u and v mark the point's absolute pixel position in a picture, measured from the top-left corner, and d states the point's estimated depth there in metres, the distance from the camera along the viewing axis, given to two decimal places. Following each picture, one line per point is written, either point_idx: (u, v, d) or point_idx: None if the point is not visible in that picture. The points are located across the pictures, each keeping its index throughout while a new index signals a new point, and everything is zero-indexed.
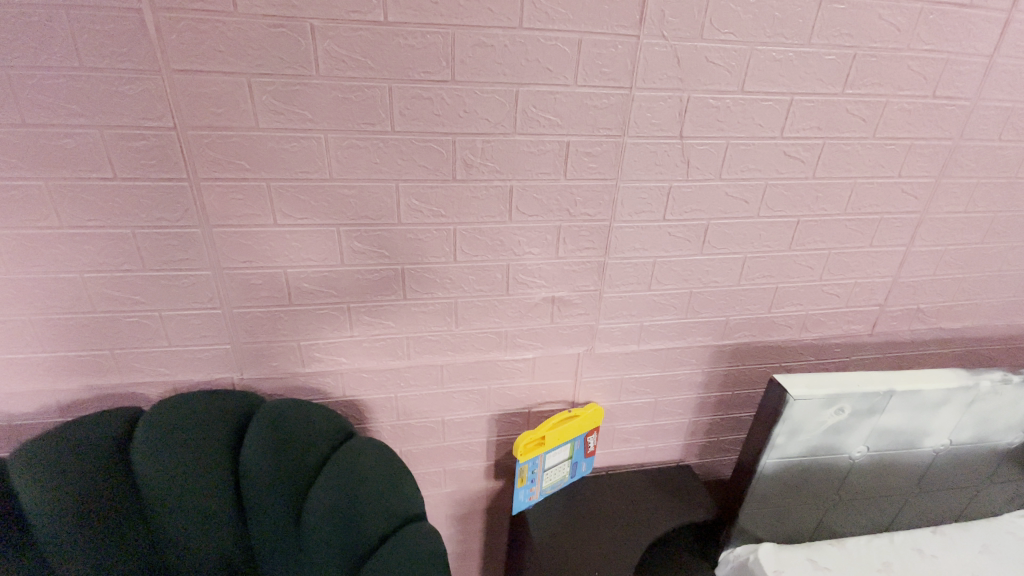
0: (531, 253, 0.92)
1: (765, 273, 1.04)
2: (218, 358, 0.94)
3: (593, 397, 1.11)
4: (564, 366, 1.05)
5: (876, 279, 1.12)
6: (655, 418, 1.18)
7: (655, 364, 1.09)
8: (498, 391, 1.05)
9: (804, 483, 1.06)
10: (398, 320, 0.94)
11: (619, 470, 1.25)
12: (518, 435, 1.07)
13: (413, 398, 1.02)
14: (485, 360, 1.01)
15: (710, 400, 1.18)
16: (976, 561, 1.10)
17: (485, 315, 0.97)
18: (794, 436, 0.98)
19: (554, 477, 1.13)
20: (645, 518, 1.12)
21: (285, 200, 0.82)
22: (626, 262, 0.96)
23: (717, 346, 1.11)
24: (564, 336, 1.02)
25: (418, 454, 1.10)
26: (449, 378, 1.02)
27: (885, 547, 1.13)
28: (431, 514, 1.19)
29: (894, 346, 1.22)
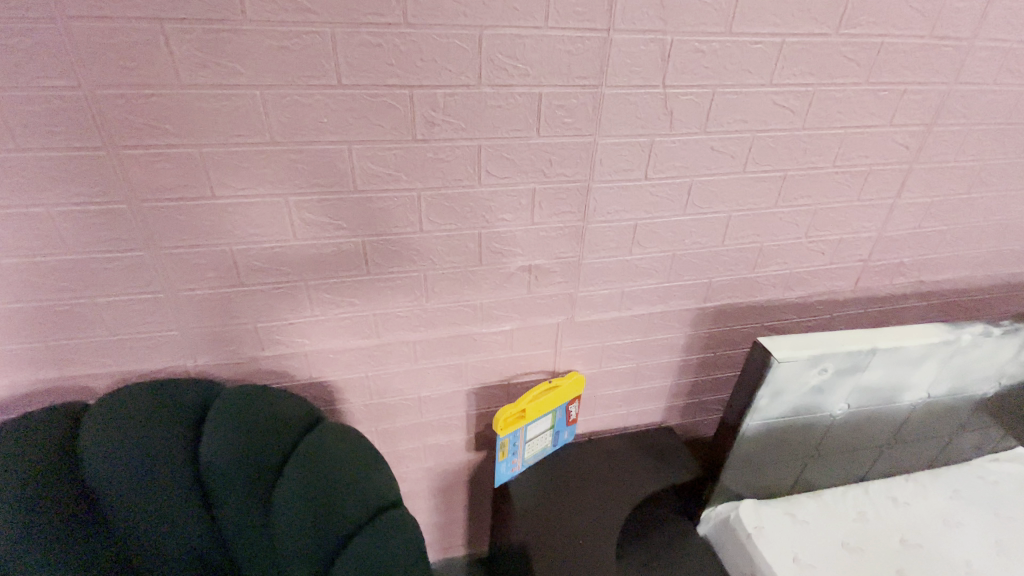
0: (505, 220, 0.85)
1: (750, 232, 1.00)
2: (167, 346, 0.86)
3: (574, 366, 1.07)
4: (542, 336, 1.00)
5: (860, 234, 1.08)
6: (637, 383, 1.15)
7: (637, 330, 1.06)
8: (475, 365, 1.00)
9: (784, 442, 1.06)
10: (363, 296, 0.87)
11: (601, 435, 1.24)
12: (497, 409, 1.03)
13: (385, 376, 0.97)
14: (460, 334, 0.95)
15: (692, 363, 1.16)
16: (947, 507, 1.15)
17: (456, 289, 0.90)
18: (778, 397, 0.96)
19: (536, 447, 1.10)
20: (628, 482, 1.11)
21: (223, 169, 0.73)
22: (606, 226, 0.90)
23: (700, 309, 1.07)
24: (542, 307, 0.97)
25: (394, 432, 1.05)
26: (422, 355, 0.96)
27: (861, 498, 1.17)
28: (413, 489, 1.17)
29: (875, 300, 1.21)
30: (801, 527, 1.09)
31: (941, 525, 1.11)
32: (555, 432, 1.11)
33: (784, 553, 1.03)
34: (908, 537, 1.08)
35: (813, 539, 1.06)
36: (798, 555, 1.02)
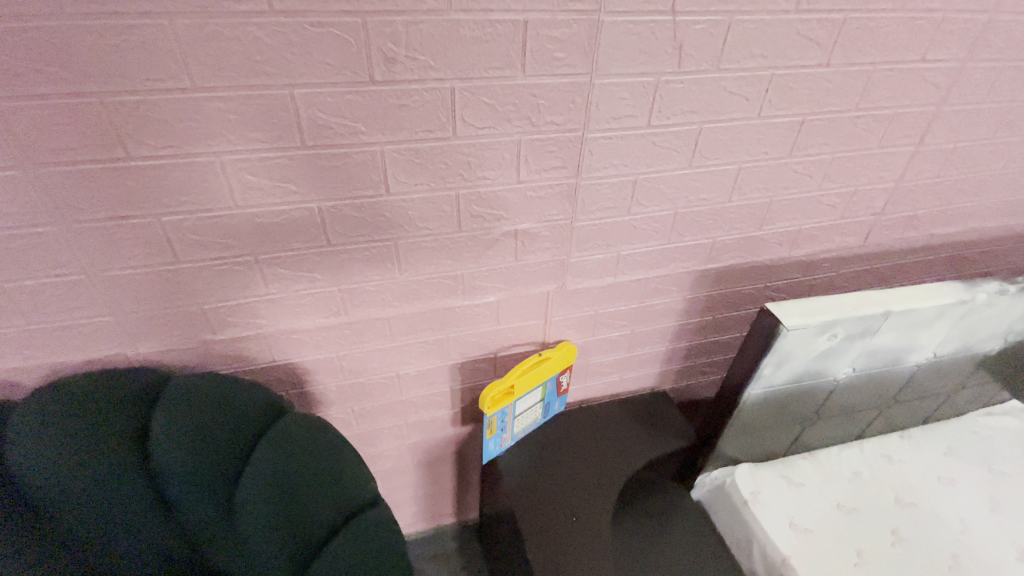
0: (486, 178, 0.74)
1: (760, 186, 0.89)
2: (100, 334, 0.75)
3: (565, 336, 0.99)
4: (531, 307, 0.91)
5: (876, 186, 0.99)
6: (632, 350, 1.08)
7: (632, 296, 0.97)
8: (458, 339, 0.91)
9: (784, 408, 1.02)
10: (325, 270, 0.76)
11: (593, 402, 1.18)
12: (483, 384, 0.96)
13: (358, 356, 0.88)
14: (439, 308, 0.85)
15: (690, 327, 1.09)
16: (941, 463, 1.15)
17: (432, 258, 0.79)
18: (783, 364, 0.90)
19: (525, 421, 1.04)
20: (621, 452, 1.07)
21: (136, 124, 0.59)
22: (601, 183, 0.79)
23: (701, 271, 0.99)
24: (530, 275, 0.87)
25: (372, 412, 0.97)
26: (397, 331, 0.86)
27: (856, 457, 1.15)
28: (396, 466, 1.11)
29: (883, 256, 1.13)
30: (797, 490, 1.06)
31: (935, 482, 1.10)
32: (546, 404, 1.05)
33: (780, 519, 1.00)
34: (902, 496, 1.07)
35: (809, 502, 1.04)
36: (795, 520, 1.00)
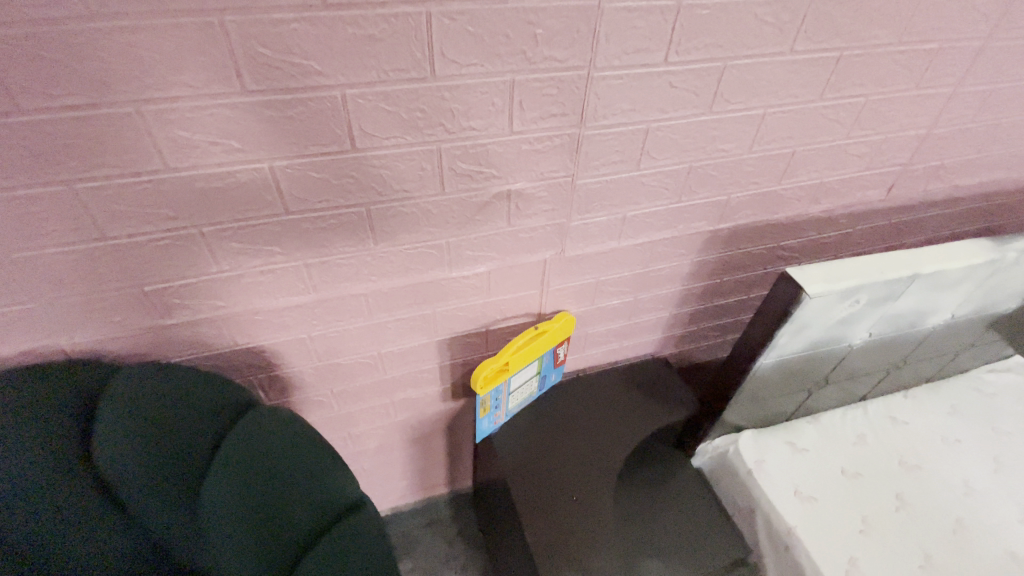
0: (474, 129, 0.62)
1: (784, 134, 0.79)
2: (25, 324, 0.63)
3: (563, 305, 0.90)
4: (526, 276, 0.82)
5: (906, 133, 0.89)
6: (634, 318, 1.00)
7: (637, 261, 0.88)
8: (445, 314, 0.82)
9: (794, 375, 0.96)
10: (288, 243, 0.65)
11: (591, 371, 1.12)
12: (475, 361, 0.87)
13: (334, 335, 0.78)
14: (424, 281, 0.75)
15: (697, 292, 1.01)
16: (944, 423, 1.13)
17: (413, 226, 0.68)
18: (800, 333, 0.83)
19: (521, 396, 0.97)
20: (622, 424, 1.02)
21: (21, 65, 0.46)
22: (608, 134, 0.68)
23: (712, 232, 0.89)
24: (525, 242, 0.76)
25: (354, 393, 0.89)
26: (377, 308, 0.77)
27: (860, 420, 1.12)
28: (384, 444, 1.05)
29: (902, 210, 1.05)
30: (802, 456, 1.03)
31: (939, 443, 1.08)
32: (542, 378, 0.98)
33: (785, 487, 0.97)
34: (907, 458, 1.05)
35: (813, 468, 1.01)
36: (800, 488, 0.97)
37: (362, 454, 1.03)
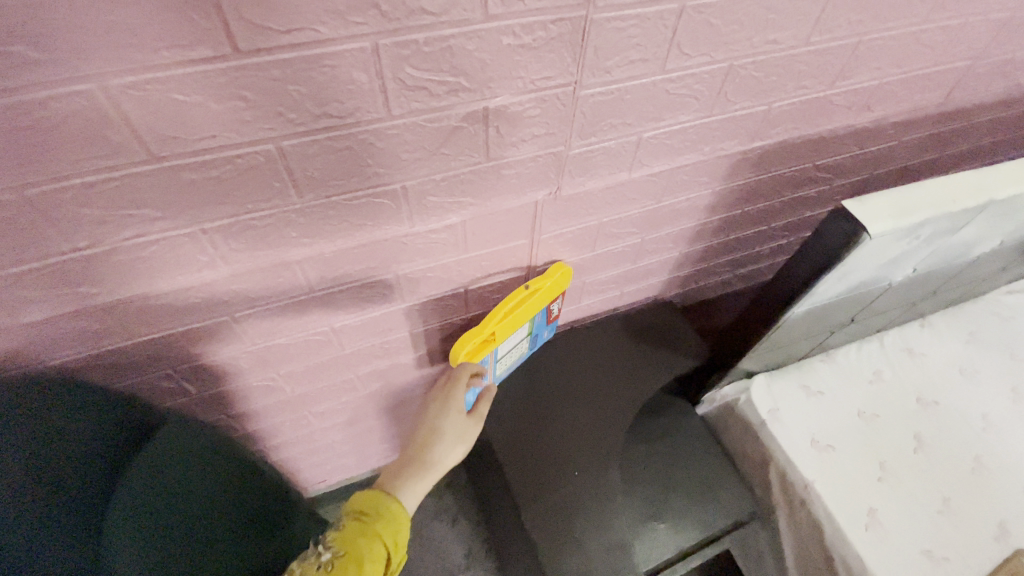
0: (428, 16, 0.40)
1: (853, 17, 0.58)
2: None
3: (557, 255, 0.73)
4: (511, 223, 0.63)
5: (992, 13, 0.69)
6: (639, 261, 0.84)
7: (649, 195, 0.70)
8: (411, 276, 0.64)
9: (821, 319, 0.84)
10: (168, 204, 0.45)
11: (587, 320, 0.98)
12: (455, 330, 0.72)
13: (267, 314, 0.60)
14: (377, 240, 0.57)
15: (713, 226, 0.84)
16: (961, 352, 1.05)
17: (351, 167, 0.48)
18: (843, 277, 0.69)
19: (510, 361, 0.83)
20: (627, 381, 0.89)
21: None
22: (626, 21, 0.46)
23: (741, 154, 0.71)
24: (510, 181, 0.57)
25: (309, 373, 0.73)
26: (318, 276, 0.58)
27: (876, 354, 1.03)
28: (355, 418, 0.91)
29: (956, 116, 0.88)
30: (817, 400, 0.95)
31: (956, 376, 1.01)
32: (534, 338, 0.83)
33: (801, 437, 0.89)
34: (924, 394, 0.98)
35: (829, 413, 0.93)
36: (816, 437, 0.89)
37: (331, 429, 0.90)
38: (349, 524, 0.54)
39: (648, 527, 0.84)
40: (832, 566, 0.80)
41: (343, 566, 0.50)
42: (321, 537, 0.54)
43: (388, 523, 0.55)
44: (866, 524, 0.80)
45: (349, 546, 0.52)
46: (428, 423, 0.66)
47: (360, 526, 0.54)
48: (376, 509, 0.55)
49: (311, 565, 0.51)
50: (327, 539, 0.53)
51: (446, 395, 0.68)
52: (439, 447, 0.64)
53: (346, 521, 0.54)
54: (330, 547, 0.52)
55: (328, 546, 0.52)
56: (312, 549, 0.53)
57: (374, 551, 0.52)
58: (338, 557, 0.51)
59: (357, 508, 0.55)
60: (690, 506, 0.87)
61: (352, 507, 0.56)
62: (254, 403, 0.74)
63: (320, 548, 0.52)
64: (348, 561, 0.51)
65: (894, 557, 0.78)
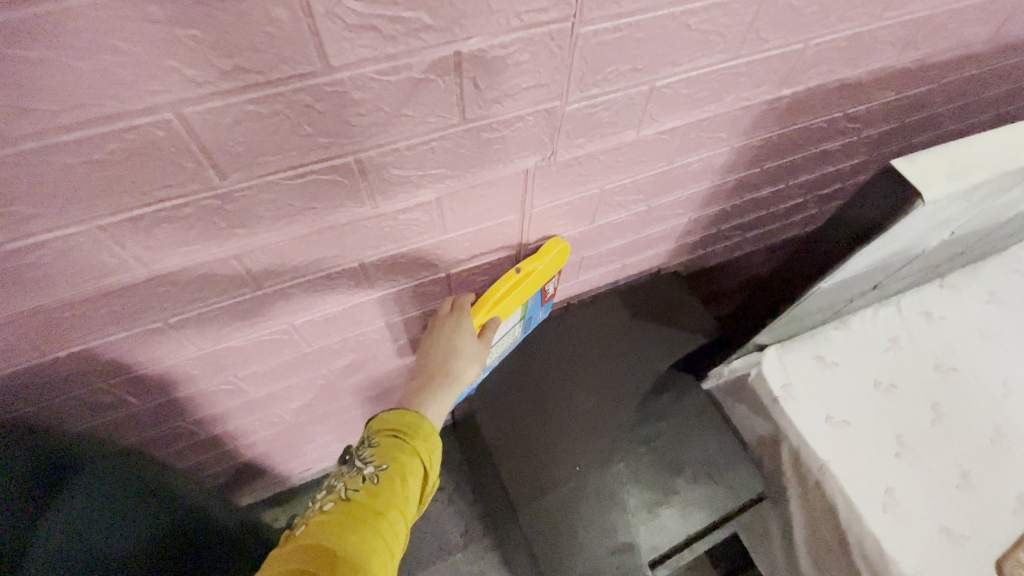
0: None
1: None
2: None
3: (553, 229, 0.64)
4: (498, 197, 0.53)
5: None
6: (644, 231, 0.75)
7: (659, 156, 0.59)
8: (382, 263, 0.54)
9: (844, 288, 0.76)
10: (43, 196, 0.34)
11: (585, 295, 0.89)
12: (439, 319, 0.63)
13: (211, 316, 0.51)
14: (334, 225, 0.47)
15: (728, 188, 0.74)
16: (982, 313, 0.98)
17: (285, 139, 0.37)
18: (880, 246, 0.60)
19: (502, 347, 0.74)
20: (632, 362, 0.81)
21: None
22: None
23: (768, 104, 0.60)
24: (493, 147, 0.46)
25: (274, 373, 0.65)
26: (266, 270, 0.48)
27: (893, 319, 0.96)
28: (336, 410, 0.83)
29: (1005, 51, 0.76)
30: (831, 372, 0.88)
31: (976, 339, 0.95)
32: (528, 321, 0.75)
33: (815, 413, 0.83)
34: (943, 360, 0.92)
35: (844, 386, 0.87)
36: (831, 412, 0.84)
37: (309, 423, 0.83)
38: (385, 441, 0.51)
39: None
40: (846, 547, 0.76)
41: (388, 479, 0.48)
42: (354, 454, 0.51)
43: (423, 439, 0.52)
44: (882, 505, 0.76)
45: (391, 460, 0.49)
46: (446, 340, 0.60)
47: (397, 442, 0.51)
48: (406, 425, 0.52)
49: (355, 479, 0.48)
50: (364, 455, 0.50)
51: (463, 313, 0.61)
52: (460, 361, 0.59)
53: (380, 438, 0.51)
54: (370, 462, 0.49)
55: (367, 461, 0.49)
56: (348, 466, 0.50)
57: (415, 465, 0.50)
58: (381, 470, 0.48)
59: (388, 426, 0.52)
60: (698, 487, 0.80)
61: (381, 426, 0.52)
62: (214, 408, 0.65)
63: (359, 464, 0.49)
64: (393, 473, 0.48)
65: (911, 537, 0.74)
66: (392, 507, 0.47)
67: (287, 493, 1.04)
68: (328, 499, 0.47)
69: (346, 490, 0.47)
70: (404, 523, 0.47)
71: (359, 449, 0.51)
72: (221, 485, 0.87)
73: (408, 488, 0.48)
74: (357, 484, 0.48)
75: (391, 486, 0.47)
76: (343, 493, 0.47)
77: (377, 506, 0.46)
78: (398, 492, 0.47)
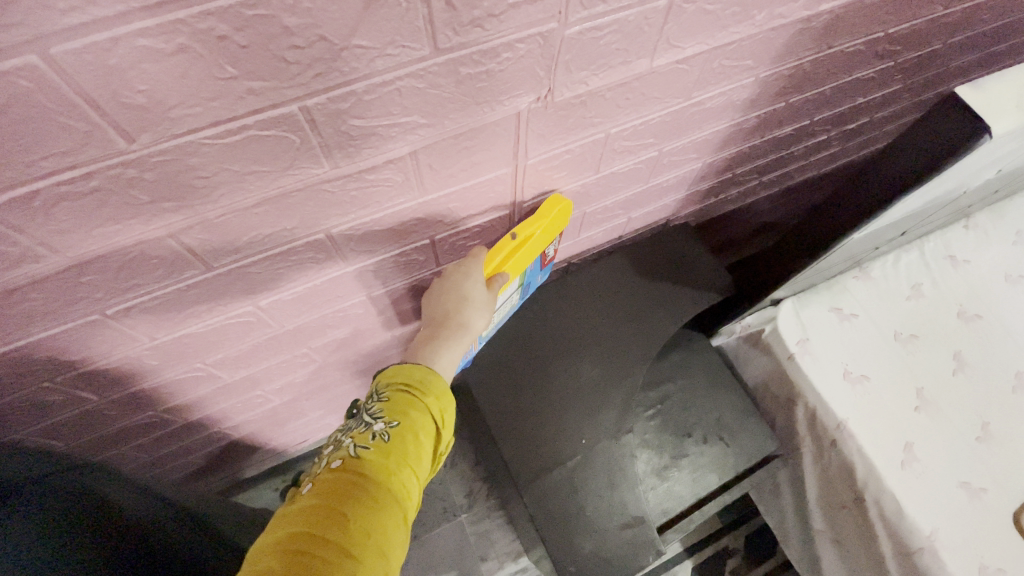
0: None
1: None
2: None
3: (552, 183, 0.55)
4: (485, 147, 0.44)
5: None
6: (654, 179, 0.66)
7: (675, 90, 0.50)
8: (354, 232, 0.47)
9: (874, 237, 0.69)
10: None
11: (588, 253, 0.82)
12: (432, 293, 0.56)
13: (157, 304, 0.43)
14: (288, 192, 0.38)
15: (748, 126, 0.65)
16: (1010, 254, 0.92)
17: (202, 85, 0.28)
18: (926, 189, 0.52)
19: (500, 316, 0.68)
20: (641, 323, 0.75)
21: None
22: None
23: (805, 21, 0.50)
24: (475, 85, 0.38)
25: (247, 356, 0.58)
26: (212, 248, 0.40)
27: (916, 264, 0.90)
28: (324, 387, 0.78)
29: None
30: (849, 324, 0.83)
31: (1002, 283, 0.89)
32: (526, 287, 0.68)
33: (833, 369, 0.79)
34: (966, 307, 0.87)
35: (862, 339, 0.82)
36: (849, 368, 0.79)
37: (297, 401, 0.78)
38: (396, 395, 0.45)
39: (662, 477, 0.74)
40: (861, 505, 0.74)
41: (400, 436, 0.42)
42: (361, 408, 0.45)
43: (435, 396, 0.46)
44: (902, 462, 0.73)
45: (403, 416, 0.43)
46: (454, 287, 0.54)
47: (409, 397, 0.45)
48: (418, 379, 0.46)
49: (363, 436, 0.42)
50: (373, 410, 0.44)
51: (473, 258, 0.55)
52: (469, 310, 0.54)
53: (390, 392, 0.45)
54: (379, 418, 0.43)
55: (376, 417, 0.43)
56: (355, 421, 0.44)
57: (427, 422, 0.44)
58: (391, 427, 0.42)
59: (399, 378, 0.46)
60: (708, 449, 0.75)
61: (389, 379, 0.46)
62: (186, 396, 0.60)
63: (367, 420, 0.43)
64: (404, 431, 0.43)
65: (929, 493, 0.72)
66: (404, 465, 0.42)
67: (284, 466, 1.01)
68: (335, 456, 0.42)
69: (354, 446, 0.42)
70: (417, 483, 0.43)
71: (367, 403, 0.45)
72: (212, 464, 0.84)
73: (420, 446, 0.43)
74: (366, 440, 0.42)
75: (403, 444, 0.42)
76: (353, 450, 0.41)
77: (388, 466, 0.41)
78: (410, 451, 0.42)
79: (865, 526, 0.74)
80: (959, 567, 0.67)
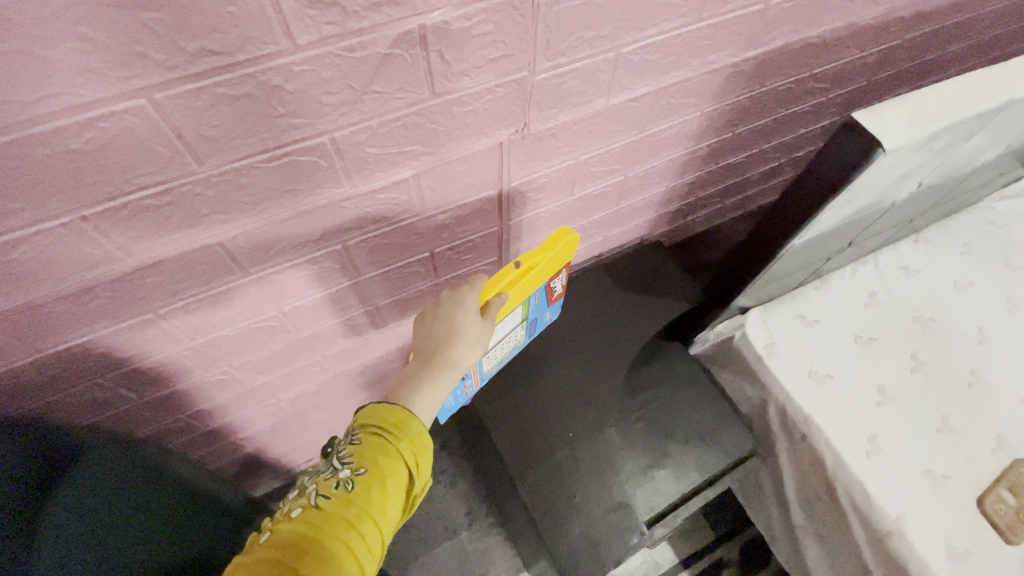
0: None
1: None
2: None
3: (532, 204, 0.64)
4: (475, 170, 0.54)
5: None
6: (623, 200, 0.76)
7: (631, 123, 0.60)
8: (364, 243, 0.55)
9: (822, 245, 0.78)
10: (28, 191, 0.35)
11: (571, 269, 0.91)
12: (432, 320, 0.61)
13: (199, 306, 0.51)
14: (315, 207, 0.48)
15: (701, 154, 0.76)
16: (959, 264, 1.01)
17: (258, 121, 0.38)
18: (847, 202, 0.63)
19: (505, 349, 0.74)
20: (619, 329, 0.83)
21: None
22: None
23: (734, 66, 0.61)
24: (464, 121, 0.47)
25: (266, 362, 0.65)
26: (248, 256, 0.49)
27: (872, 274, 0.99)
28: (332, 399, 0.84)
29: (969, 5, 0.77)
30: (814, 329, 0.91)
31: (952, 290, 0.98)
32: (532, 323, 0.76)
33: (800, 369, 0.86)
34: (920, 312, 0.95)
35: (826, 342, 0.90)
36: (815, 367, 0.87)
37: (306, 413, 0.84)
38: (367, 440, 0.50)
39: None
40: (834, 495, 0.80)
41: (365, 484, 0.47)
42: (335, 449, 0.50)
43: (408, 440, 0.51)
44: (868, 451, 0.79)
45: (369, 463, 0.48)
46: (447, 320, 0.60)
47: (380, 442, 0.50)
48: (393, 423, 0.51)
49: (327, 484, 0.48)
50: (342, 455, 0.49)
51: (468, 287, 0.61)
52: (461, 346, 0.59)
53: (362, 436, 0.50)
54: (347, 464, 0.48)
55: (344, 463, 0.48)
56: (325, 464, 0.49)
57: (396, 469, 0.49)
58: (358, 474, 0.47)
59: (374, 422, 0.51)
60: None
61: (366, 420, 0.51)
62: (211, 400, 0.66)
63: (335, 466, 0.49)
64: (370, 478, 0.47)
65: (896, 480, 0.77)
66: (365, 515, 0.46)
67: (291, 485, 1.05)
68: (297, 503, 0.47)
69: (318, 495, 0.47)
70: (379, 531, 0.47)
71: (340, 445, 0.50)
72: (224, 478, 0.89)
73: (385, 493, 0.47)
74: (329, 489, 0.47)
75: (366, 493, 0.47)
76: (315, 500, 0.47)
77: (349, 516, 0.46)
78: (374, 500, 0.47)
79: (839, 514, 0.80)
80: (928, 547, 0.72)
